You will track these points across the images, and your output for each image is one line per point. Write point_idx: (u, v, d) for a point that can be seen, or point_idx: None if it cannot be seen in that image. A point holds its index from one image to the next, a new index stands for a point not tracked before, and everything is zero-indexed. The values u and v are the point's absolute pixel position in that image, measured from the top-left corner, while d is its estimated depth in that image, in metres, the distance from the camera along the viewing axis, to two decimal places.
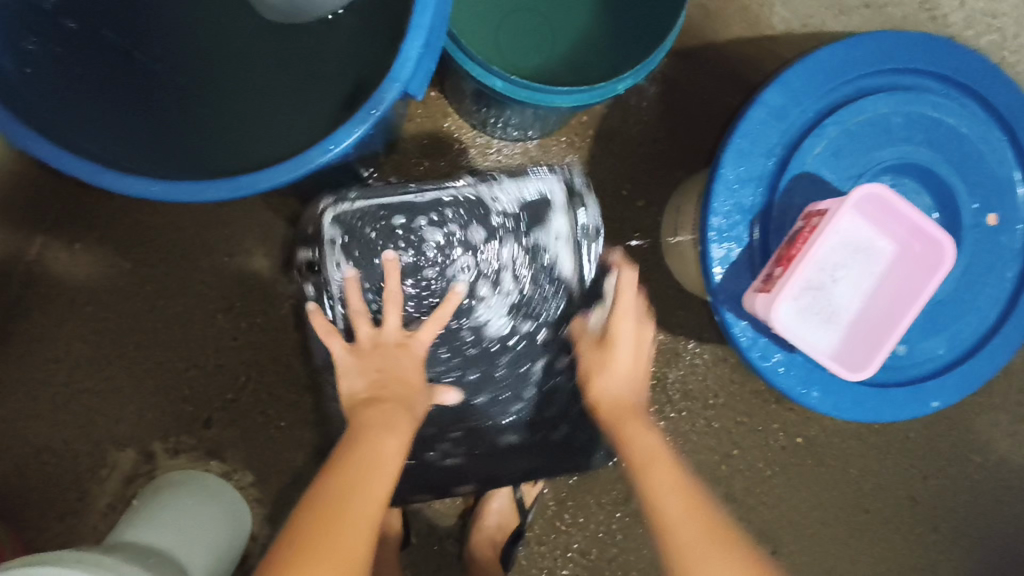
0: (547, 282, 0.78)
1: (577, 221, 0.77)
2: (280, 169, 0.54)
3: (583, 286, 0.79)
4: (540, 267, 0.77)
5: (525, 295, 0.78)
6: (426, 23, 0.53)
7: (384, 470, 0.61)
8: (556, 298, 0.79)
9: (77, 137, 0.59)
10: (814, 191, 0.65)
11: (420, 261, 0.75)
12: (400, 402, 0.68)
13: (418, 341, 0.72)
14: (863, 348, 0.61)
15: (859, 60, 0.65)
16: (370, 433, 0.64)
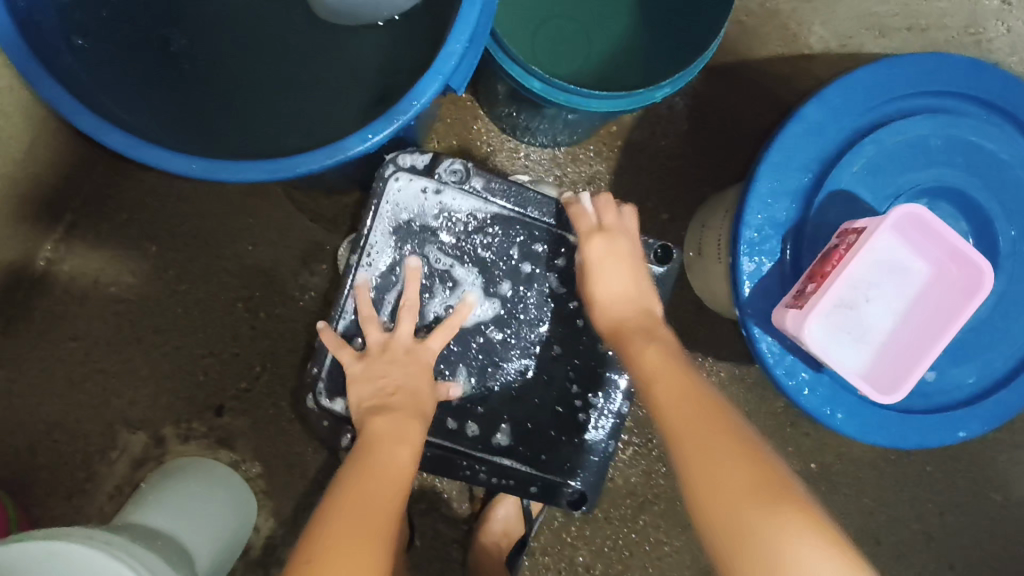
0: (478, 233, 0.74)
1: (442, 178, 0.72)
2: (318, 155, 0.53)
3: (505, 207, 0.74)
4: (476, 248, 0.74)
5: (491, 260, 0.75)
6: (472, 17, 0.53)
7: (395, 482, 0.61)
8: (507, 238, 0.74)
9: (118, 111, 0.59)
10: (849, 210, 0.65)
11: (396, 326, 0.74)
12: (410, 409, 0.68)
13: (429, 348, 0.72)
14: (894, 369, 0.60)
15: (900, 80, 0.64)
16: (388, 444, 0.64)
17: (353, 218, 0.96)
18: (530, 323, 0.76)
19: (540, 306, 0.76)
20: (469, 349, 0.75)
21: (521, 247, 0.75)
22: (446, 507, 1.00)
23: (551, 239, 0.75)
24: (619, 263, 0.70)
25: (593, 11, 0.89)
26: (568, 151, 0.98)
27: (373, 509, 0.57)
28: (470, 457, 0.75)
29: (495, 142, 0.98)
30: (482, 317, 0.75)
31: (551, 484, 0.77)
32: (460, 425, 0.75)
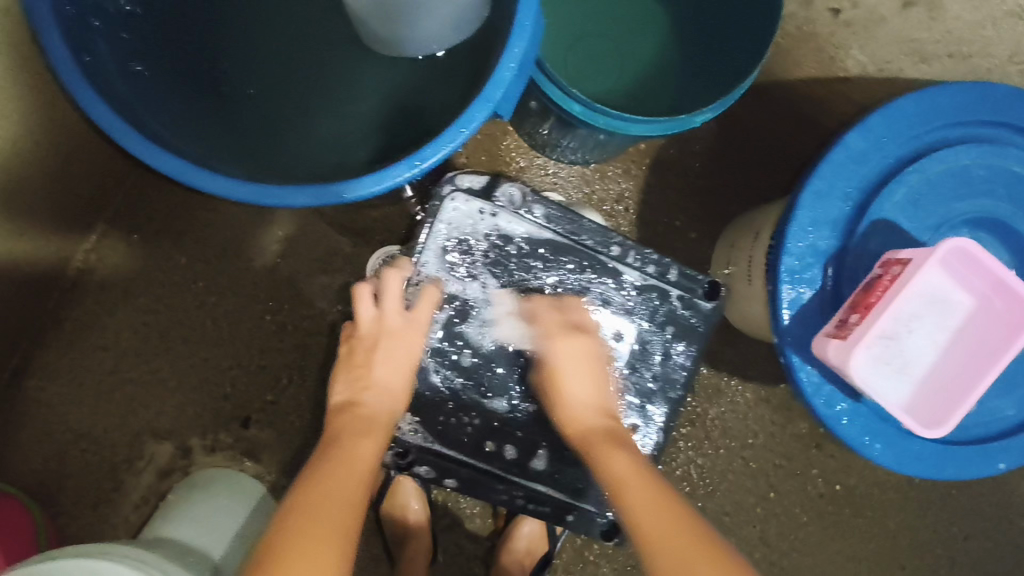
0: (533, 259, 0.74)
1: (501, 200, 0.73)
2: (367, 181, 0.53)
3: (561, 232, 0.74)
4: (525, 273, 0.74)
5: (543, 285, 0.74)
6: (521, 46, 0.53)
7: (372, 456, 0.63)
8: (561, 263, 0.74)
9: (165, 133, 0.59)
10: (890, 239, 0.64)
11: (445, 346, 0.73)
12: (375, 403, 0.68)
13: (408, 327, 0.70)
14: (938, 403, 0.60)
15: (944, 109, 0.64)
16: (368, 421, 0.66)
17: (382, 232, 0.96)
18: None
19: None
20: (515, 373, 0.74)
21: (572, 275, 0.75)
22: (469, 523, 1.00)
23: (604, 267, 0.75)
24: (582, 367, 0.71)
25: (628, 29, 0.88)
26: (597, 168, 0.98)
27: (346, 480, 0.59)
28: (507, 482, 0.74)
29: (523, 159, 0.97)
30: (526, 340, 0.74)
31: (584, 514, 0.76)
32: (499, 448, 0.74)
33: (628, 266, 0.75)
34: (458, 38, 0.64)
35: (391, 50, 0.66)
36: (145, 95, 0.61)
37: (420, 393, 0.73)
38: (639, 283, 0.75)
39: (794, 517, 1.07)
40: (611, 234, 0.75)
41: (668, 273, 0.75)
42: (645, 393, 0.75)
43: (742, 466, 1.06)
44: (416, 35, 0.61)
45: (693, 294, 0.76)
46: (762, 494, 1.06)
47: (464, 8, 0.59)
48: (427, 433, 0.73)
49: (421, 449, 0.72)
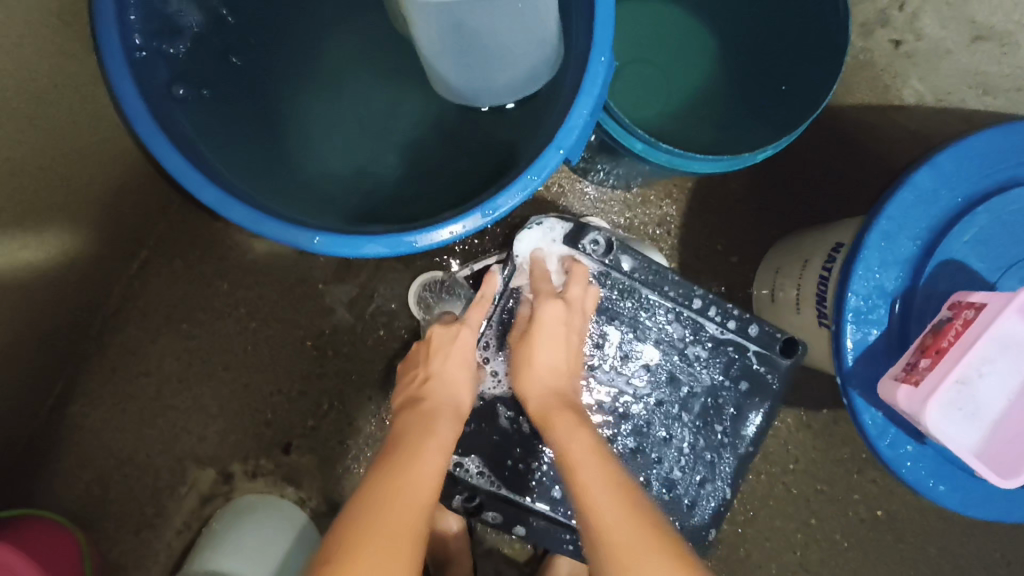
0: (611, 308, 0.74)
1: (585, 249, 0.72)
2: (438, 229, 0.52)
3: (643, 282, 0.73)
4: (601, 320, 0.74)
5: (619, 336, 0.74)
6: (595, 91, 0.53)
7: (438, 455, 0.60)
8: (638, 314, 0.74)
9: (229, 175, 0.59)
10: (960, 279, 0.63)
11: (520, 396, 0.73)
12: (437, 401, 0.66)
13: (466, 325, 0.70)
14: (1010, 451, 0.59)
15: (1016, 148, 0.63)
16: (434, 418, 0.63)
17: (422, 257, 0.96)
18: (647, 402, 0.75)
19: (660, 385, 0.75)
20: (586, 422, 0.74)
21: (651, 326, 0.74)
22: (505, 547, 0.99)
23: (683, 319, 0.74)
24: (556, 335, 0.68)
25: (675, 55, 0.88)
26: (639, 192, 0.97)
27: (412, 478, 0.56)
28: (575, 532, 0.73)
29: (565, 183, 0.96)
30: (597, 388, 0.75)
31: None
32: (567, 496, 0.73)
33: (709, 320, 0.74)
34: (502, 92, 0.62)
35: (438, 85, 0.65)
36: (210, 137, 0.61)
37: (491, 438, 0.73)
38: (716, 338, 0.74)
39: (835, 543, 1.06)
40: (694, 287, 0.73)
41: (750, 326, 0.74)
42: (714, 447, 0.75)
43: (783, 492, 1.04)
44: (462, 65, 0.59)
45: (771, 350, 0.74)
46: (802, 520, 1.05)
47: (523, 54, 0.58)
48: (495, 478, 0.72)
49: (490, 495, 0.72)
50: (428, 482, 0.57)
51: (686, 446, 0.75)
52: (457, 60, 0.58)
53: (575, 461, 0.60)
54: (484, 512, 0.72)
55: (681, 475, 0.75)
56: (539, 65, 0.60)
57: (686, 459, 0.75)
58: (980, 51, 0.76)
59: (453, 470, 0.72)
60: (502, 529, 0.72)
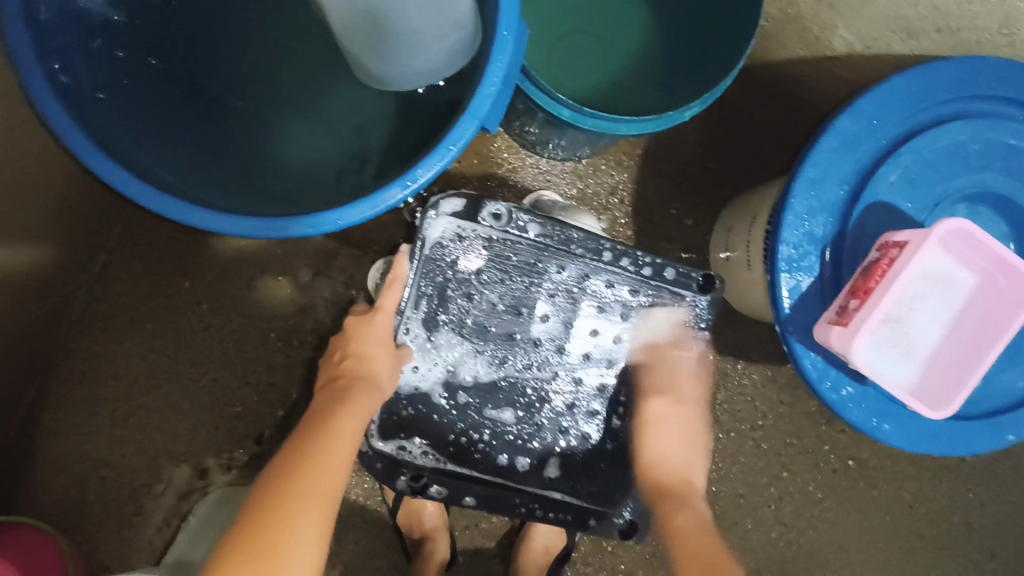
0: (525, 273, 0.73)
1: (488, 219, 0.68)
2: (360, 207, 0.54)
3: (555, 245, 0.71)
4: (522, 284, 0.73)
5: (539, 298, 0.74)
6: (504, 60, 0.54)
7: (356, 424, 0.63)
8: (553, 274, 0.73)
9: (165, 174, 0.62)
10: (888, 221, 0.64)
11: (450, 374, 0.74)
12: (358, 378, 0.67)
13: (382, 312, 0.69)
14: (944, 383, 0.60)
15: (936, 87, 0.63)
16: (354, 390, 0.65)
17: (379, 242, 0.97)
18: (577, 357, 0.76)
19: (587, 339, 0.76)
20: (517, 386, 0.75)
21: (567, 283, 0.74)
22: (484, 522, 1.01)
23: (599, 274, 0.74)
24: (678, 429, 0.78)
25: (609, 22, 0.88)
26: (589, 162, 0.97)
27: (329, 447, 0.59)
28: (523, 493, 0.75)
29: (515, 159, 0.96)
30: (525, 354, 0.75)
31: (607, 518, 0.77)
32: (511, 460, 0.76)
33: (625, 271, 0.72)
34: (422, 78, 0.63)
35: (363, 70, 0.65)
36: (135, 135, 0.63)
37: (430, 417, 0.73)
38: (636, 285, 0.75)
39: (808, 495, 1.08)
40: (601, 240, 0.71)
41: (668, 270, 0.74)
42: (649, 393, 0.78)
43: (753, 448, 1.06)
44: (376, 43, 0.60)
45: (688, 292, 0.75)
46: (774, 474, 1.06)
47: (437, 41, 0.59)
48: (439, 454, 0.74)
49: (435, 470, 0.73)
50: (345, 450, 0.60)
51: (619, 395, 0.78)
52: (371, 37, 0.60)
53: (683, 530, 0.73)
54: (430, 489, 0.72)
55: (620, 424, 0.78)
56: (457, 51, 0.61)
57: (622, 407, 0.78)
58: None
59: (397, 454, 0.73)
60: (450, 502, 0.73)
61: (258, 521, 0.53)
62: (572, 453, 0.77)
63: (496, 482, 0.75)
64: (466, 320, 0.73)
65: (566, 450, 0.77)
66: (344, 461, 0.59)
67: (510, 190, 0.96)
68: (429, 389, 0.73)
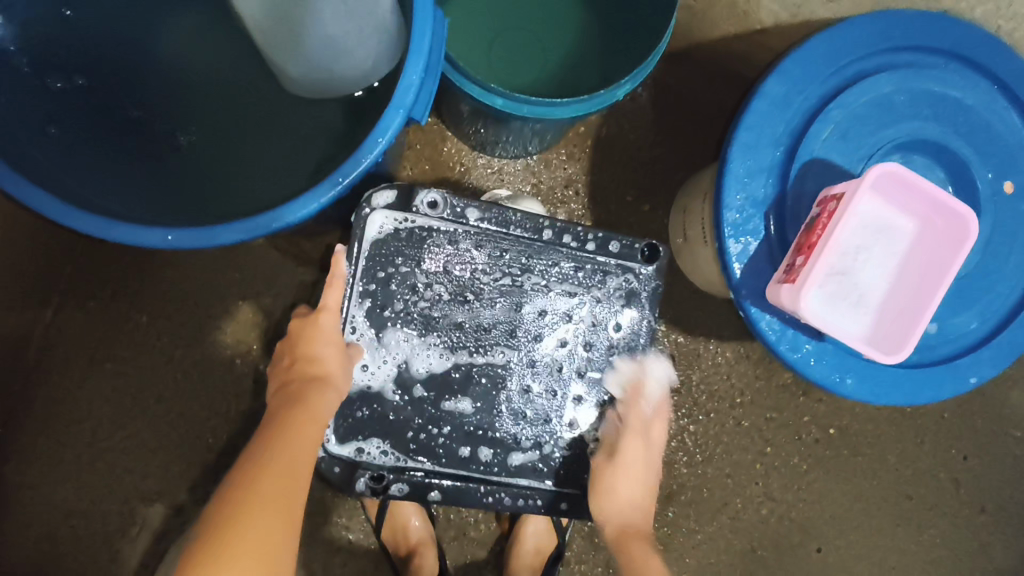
0: (466, 259, 0.74)
1: (423, 206, 0.71)
2: (294, 207, 0.54)
3: (492, 225, 0.73)
4: (465, 272, 0.74)
5: (484, 283, 0.74)
6: (423, 50, 0.54)
7: (313, 428, 0.62)
8: (493, 258, 0.74)
9: (98, 199, 0.62)
10: (826, 177, 0.65)
11: (404, 371, 0.73)
12: (310, 381, 0.65)
13: (327, 309, 0.69)
14: (896, 329, 0.60)
15: (855, 43, 0.65)
16: (309, 391, 0.64)
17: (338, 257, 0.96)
18: (530, 337, 0.76)
19: (539, 320, 0.76)
20: (473, 373, 0.74)
21: (510, 265, 0.75)
22: (472, 531, 0.99)
23: (540, 251, 0.75)
24: (640, 470, 0.75)
25: (544, 16, 0.87)
26: (541, 158, 0.96)
27: (283, 449, 0.58)
28: (491, 483, 0.74)
29: (466, 161, 0.95)
30: (476, 341, 0.75)
31: (579, 502, 0.76)
32: (474, 451, 0.74)
33: (568, 246, 0.75)
34: (349, 85, 0.64)
35: (291, 79, 0.65)
36: (66, 165, 0.63)
37: (387, 417, 0.73)
38: (579, 259, 0.76)
39: (794, 467, 1.07)
40: (539, 218, 0.74)
41: (610, 243, 0.75)
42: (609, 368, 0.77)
43: (734, 426, 1.06)
44: (307, 63, 0.61)
45: (635, 263, 0.76)
46: (759, 451, 1.06)
47: (357, 45, 0.59)
48: (399, 453, 0.73)
49: (395, 468, 0.73)
50: (305, 453, 0.60)
51: (580, 372, 0.77)
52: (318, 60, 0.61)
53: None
54: (391, 488, 0.71)
55: (583, 402, 0.77)
56: (384, 55, 0.61)
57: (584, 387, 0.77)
58: None
59: (358, 457, 0.72)
60: (413, 499, 0.73)
61: (221, 526, 0.51)
62: (537, 440, 0.76)
63: (459, 475, 0.74)
64: (413, 313, 0.73)
65: (531, 439, 0.75)
66: (297, 464, 0.58)
67: (463, 193, 0.95)
68: (382, 390, 0.73)
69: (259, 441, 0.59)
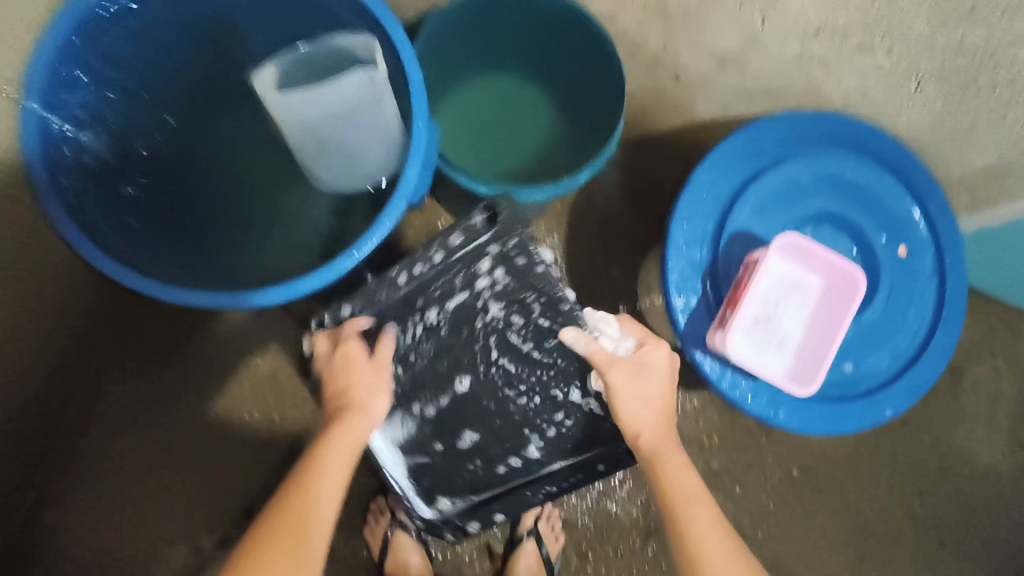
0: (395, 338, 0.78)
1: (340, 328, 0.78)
2: (319, 274, 0.69)
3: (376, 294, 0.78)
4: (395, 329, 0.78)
5: (412, 348, 0.78)
6: (421, 152, 0.69)
7: (342, 459, 0.69)
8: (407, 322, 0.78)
9: (157, 271, 0.75)
10: (749, 244, 0.80)
11: (412, 435, 0.80)
12: (343, 412, 0.73)
13: None
14: (809, 366, 0.74)
15: (768, 137, 0.80)
16: (340, 422, 0.72)
17: None
18: (483, 349, 0.77)
19: (471, 341, 0.77)
20: (443, 395, 0.78)
21: (420, 319, 0.78)
22: (466, 568, 1.07)
23: (427, 288, 0.77)
24: (643, 391, 0.74)
25: (520, 110, 1.02)
26: None
27: (313, 484, 0.67)
28: (545, 478, 0.81)
29: None
30: (437, 388, 0.78)
31: (613, 456, 0.80)
32: (510, 462, 0.80)
33: (433, 271, 0.77)
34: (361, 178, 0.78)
35: (312, 173, 0.80)
36: (133, 244, 0.77)
37: (430, 466, 0.81)
38: (453, 271, 0.77)
39: (762, 505, 1.17)
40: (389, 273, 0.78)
41: (452, 236, 0.77)
42: (549, 332, 0.77)
43: (705, 467, 1.16)
44: (322, 148, 0.74)
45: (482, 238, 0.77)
46: (728, 489, 1.16)
47: (368, 147, 0.74)
48: (462, 493, 0.82)
49: (475, 502, 0.82)
50: (332, 482, 0.68)
51: (531, 349, 0.77)
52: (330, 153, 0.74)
53: (677, 502, 0.72)
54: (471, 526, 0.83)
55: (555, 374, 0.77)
56: (389, 153, 0.76)
57: (546, 371, 0.77)
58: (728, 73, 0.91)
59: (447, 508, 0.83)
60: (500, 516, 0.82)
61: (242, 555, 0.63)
62: (537, 429, 0.78)
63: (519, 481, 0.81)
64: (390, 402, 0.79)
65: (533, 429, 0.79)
66: (326, 496, 0.67)
67: None
68: (419, 462, 0.81)
69: (300, 469, 0.69)
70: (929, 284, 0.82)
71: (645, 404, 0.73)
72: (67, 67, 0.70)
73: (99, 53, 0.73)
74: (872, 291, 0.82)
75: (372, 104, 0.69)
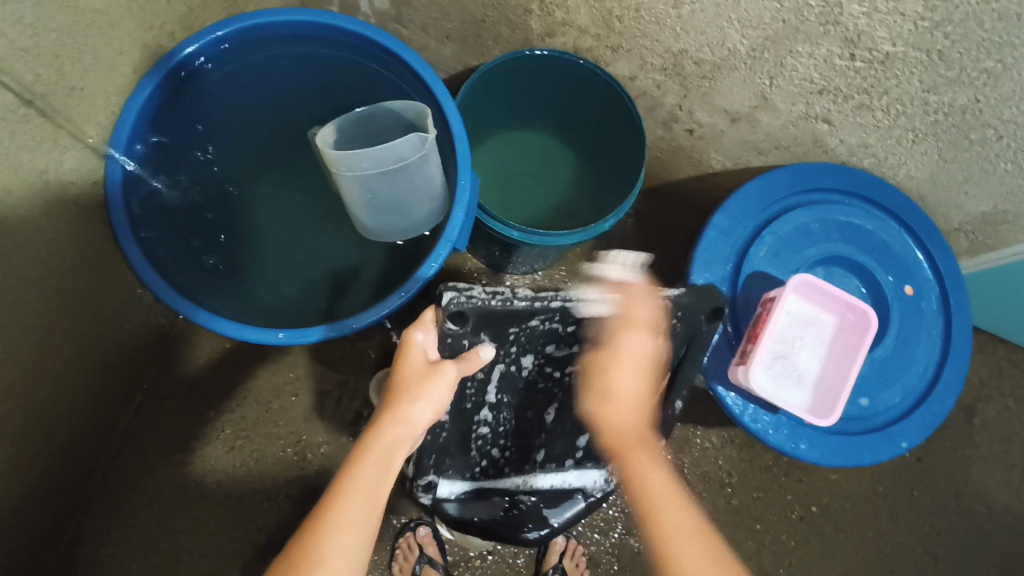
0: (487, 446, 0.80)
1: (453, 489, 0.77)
2: (372, 312, 0.74)
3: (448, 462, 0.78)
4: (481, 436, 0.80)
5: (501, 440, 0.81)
6: (465, 202, 0.76)
7: (390, 442, 0.61)
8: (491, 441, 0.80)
9: (219, 308, 0.82)
10: (765, 285, 0.86)
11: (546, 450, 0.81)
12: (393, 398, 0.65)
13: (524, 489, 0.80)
14: (826, 399, 0.78)
15: (779, 186, 0.86)
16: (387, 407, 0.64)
17: (378, 358, 1.14)
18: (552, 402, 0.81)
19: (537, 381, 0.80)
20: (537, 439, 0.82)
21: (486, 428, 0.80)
22: None
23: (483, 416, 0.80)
24: (638, 375, 0.75)
25: (545, 163, 1.11)
26: (545, 275, 1.17)
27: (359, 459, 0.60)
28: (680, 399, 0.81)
29: (484, 277, 1.16)
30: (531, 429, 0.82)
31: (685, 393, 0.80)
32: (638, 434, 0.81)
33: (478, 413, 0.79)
34: (405, 225, 0.85)
35: (358, 220, 0.86)
36: (195, 283, 0.83)
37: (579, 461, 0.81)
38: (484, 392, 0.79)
39: (783, 543, 1.19)
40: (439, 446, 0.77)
41: (442, 324, 0.69)
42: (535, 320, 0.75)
43: (725, 505, 1.19)
44: (372, 199, 0.80)
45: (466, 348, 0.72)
46: (749, 527, 1.18)
47: (413, 197, 0.80)
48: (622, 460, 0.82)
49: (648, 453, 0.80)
50: (378, 462, 0.60)
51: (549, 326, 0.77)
52: (379, 203, 0.81)
53: (648, 500, 0.66)
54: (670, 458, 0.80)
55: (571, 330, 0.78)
56: (433, 202, 0.83)
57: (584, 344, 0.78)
58: (740, 128, 0.91)
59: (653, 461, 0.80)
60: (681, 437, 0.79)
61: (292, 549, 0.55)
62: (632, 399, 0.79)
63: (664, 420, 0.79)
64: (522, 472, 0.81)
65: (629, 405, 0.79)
66: (372, 473, 0.59)
67: None
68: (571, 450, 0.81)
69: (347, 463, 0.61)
70: (936, 322, 0.87)
71: (633, 384, 0.75)
72: (146, 129, 0.80)
73: (174, 116, 0.83)
74: (883, 328, 0.87)
75: (423, 161, 0.75)
